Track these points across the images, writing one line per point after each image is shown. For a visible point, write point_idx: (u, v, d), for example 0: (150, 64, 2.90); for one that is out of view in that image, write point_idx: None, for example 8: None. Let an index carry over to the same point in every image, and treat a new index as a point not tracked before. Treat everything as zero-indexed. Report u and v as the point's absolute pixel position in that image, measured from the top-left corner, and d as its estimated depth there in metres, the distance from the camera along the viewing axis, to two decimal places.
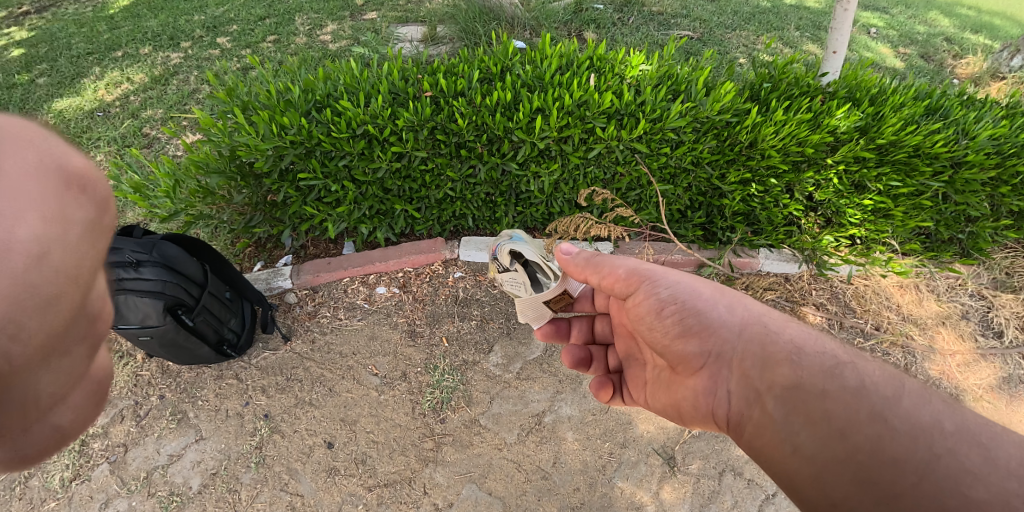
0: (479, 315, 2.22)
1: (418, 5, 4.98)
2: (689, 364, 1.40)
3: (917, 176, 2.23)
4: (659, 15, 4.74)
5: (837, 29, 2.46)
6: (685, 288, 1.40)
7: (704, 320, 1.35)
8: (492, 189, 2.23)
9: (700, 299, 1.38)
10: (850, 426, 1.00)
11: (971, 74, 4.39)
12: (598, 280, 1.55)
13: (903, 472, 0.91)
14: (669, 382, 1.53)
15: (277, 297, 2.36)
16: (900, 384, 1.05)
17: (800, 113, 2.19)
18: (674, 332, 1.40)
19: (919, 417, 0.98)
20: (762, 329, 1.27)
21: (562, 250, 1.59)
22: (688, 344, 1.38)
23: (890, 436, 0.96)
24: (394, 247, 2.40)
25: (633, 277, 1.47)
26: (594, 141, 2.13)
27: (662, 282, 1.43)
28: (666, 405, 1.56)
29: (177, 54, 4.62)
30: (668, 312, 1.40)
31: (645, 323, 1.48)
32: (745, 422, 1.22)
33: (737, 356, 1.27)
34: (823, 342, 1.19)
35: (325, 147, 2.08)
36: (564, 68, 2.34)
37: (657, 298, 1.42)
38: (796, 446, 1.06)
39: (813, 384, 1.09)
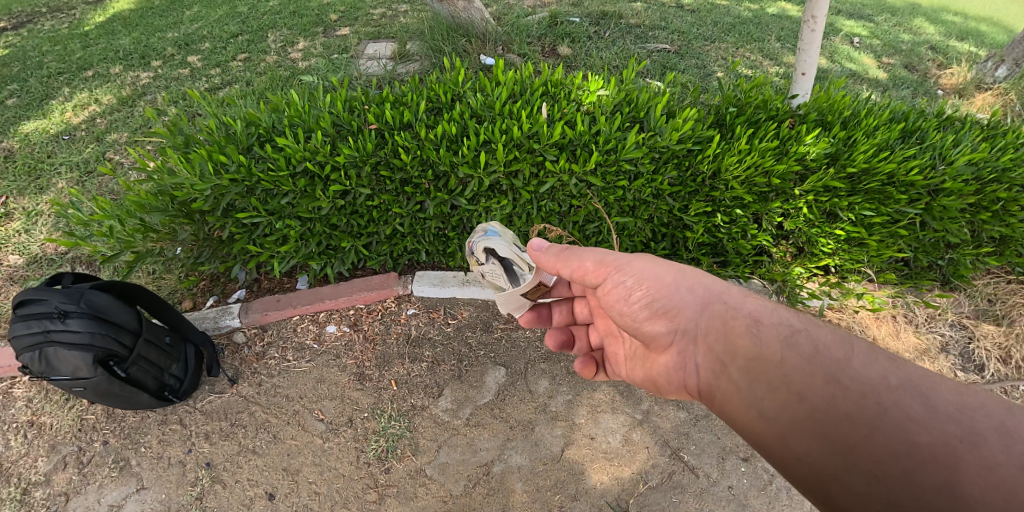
0: (430, 357, 2.13)
1: (392, 21, 4.92)
2: (661, 342, 1.46)
3: (891, 205, 2.13)
4: (637, 27, 4.67)
5: (807, 50, 2.31)
6: (649, 273, 1.44)
7: (670, 303, 1.40)
8: (443, 223, 2.15)
9: (663, 284, 1.42)
10: (807, 389, 1.04)
11: (956, 84, 4.31)
12: (569, 273, 1.55)
13: (854, 425, 0.95)
14: (646, 359, 1.60)
15: (224, 336, 2.26)
16: (848, 346, 1.10)
17: (765, 141, 2.06)
18: (643, 316, 1.45)
19: (867, 375, 1.03)
20: (723, 306, 1.33)
21: (534, 247, 1.59)
22: (657, 325, 1.44)
23: (842, 395, 1.00)
24: (345, 283, 2.32)
25: (601, 268, 1.48)
26: (545, 174, 2.04)
27: (629, 269, 1.46)
28: (645, 379, 1.64)
29: (147, 73, 4.55)
30: (636, 298, 1.44)
31: (616, 310, 1.52)
32: (714, 392, 1.28)
33: (701, 333, 1.33)
34: (779, 314, 1.24)
35: (266, 185, 1.99)
36: (517, 96, 2.25)
37: (622, 286, 1.46)
38: (761, 410, 1.10)
39: (770, 353, 1.14)
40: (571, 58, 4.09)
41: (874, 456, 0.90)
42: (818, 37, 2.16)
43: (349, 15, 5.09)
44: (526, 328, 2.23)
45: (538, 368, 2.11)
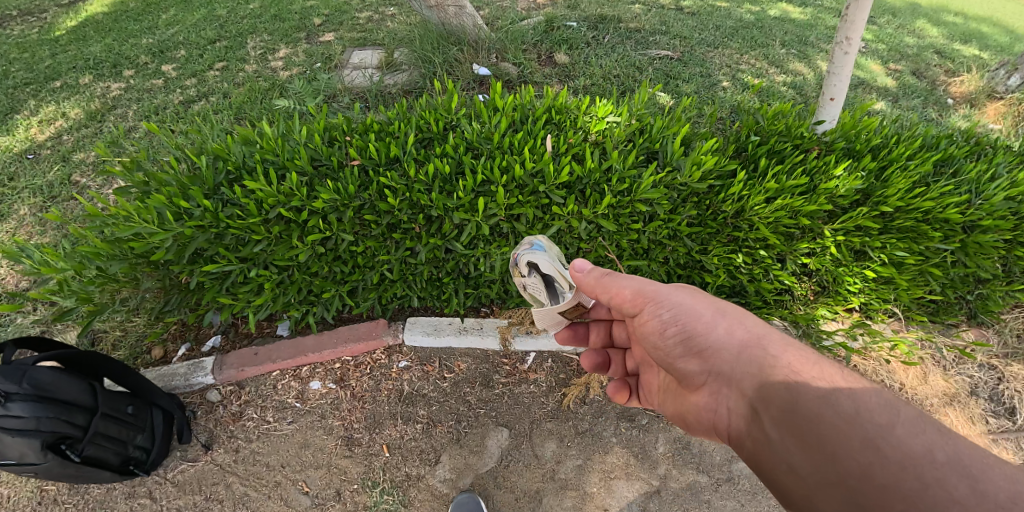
0: (425, 417, 1.94)
1: (379, 26, 4.66)
2: (693, 379, 1.37)
3: (925, 242, 2.00)
4: (637, 32, 4.45)
5: (837, 74, 2.07)
6: (686, 310, 1.38)
7: (704, 342, 1.31)
8: (437, 269, 1.93)
9: (700, 322, 1.34)
10: (840, 450, 0.93)
11: (966, 93, 4.17)
12: (606, 298, 1.50)
13: (889, 499, 0.83)
14: (680, 393, 1.51)
15: (196, 394, 2.03)
16: (894, 411, 0.96)
17: (795, 177, 1.87)
18: (677, 352, 1.39)
19: (909, 444, 0.89)
20: (762, 352, 1.22)
21: (575, 267, 1.52)
22: (691, 363, 1.36)
23: (878, 462, 0.88)
24: (330, 332, 2.11)
25: (638, 299, 1.42)
26: (551, 216, 1.83)
27: (667, 303, 1.40)
28: (675, 413, 1.55)
29: (117, 84, 4.17)
30: (671, 334, 1.39)
31: (652, 342, 1.47)
32: (744, 439, 1.17)
33: (735, 376, 1.23)
34: (821, 367, 1.12)
35: (236, 232, 1.76)
36: (517, 124, 2.02)
37: (658, 319, 1.41)
38: (790, 465, 0.99)
39: (804, 406, 1.02)
40: (570, 67, 3.85)
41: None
42: (852, 60, 1.99)
43: (333, 20, 4.80)
44: (530, 382, 2.02)
45: (544, 428, 1.93)
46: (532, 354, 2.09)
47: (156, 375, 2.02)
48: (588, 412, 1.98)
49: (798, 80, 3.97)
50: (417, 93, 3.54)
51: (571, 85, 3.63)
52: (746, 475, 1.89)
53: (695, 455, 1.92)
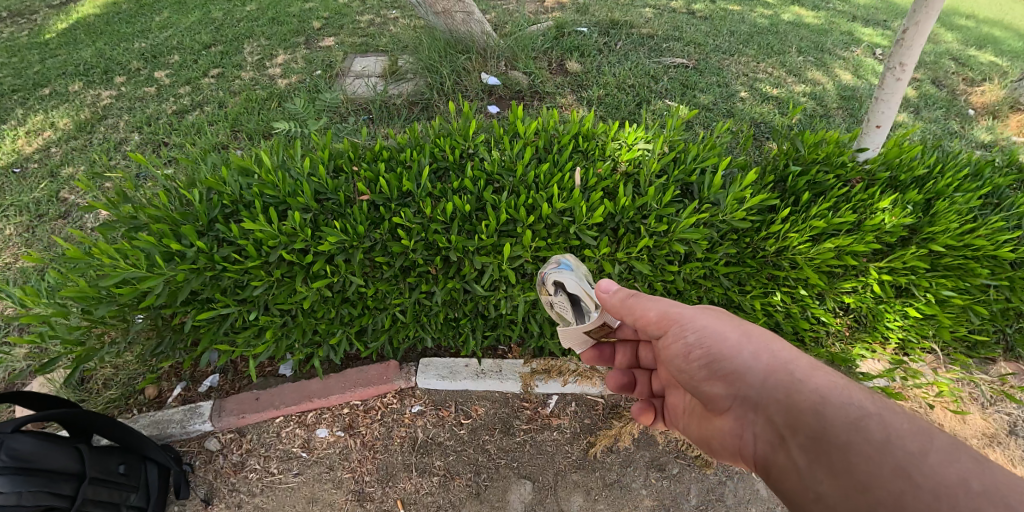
0: (442, 468, 1.81)
1: (381, 30, 4.47)
2: (715, 404, 1.23)
3: (971, 280, 1.89)
4: (650, 39, 4.29)
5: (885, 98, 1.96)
6: (713, 330, 1.22)
7: (729, 365, 1.16)
8: (454, 310, 1.79)
9: (726, 342, 1.18)
10: (873, 480, 0.81)
11: (987, 103, 4.05)
12: (629, 321, 1.33)
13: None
14: (702, 418, 1.34)
15: (194, 442, 1.88)
16: (930, 438, 0.84)
17: (842, 212, 1.77)
18: (701, 377, 1.23)
19: (947, 475, 0.77)
20: (790, 376, 1.07)
21: (601, 289, 1.32)
22: (714, 387, 1.20)
23: (912, 494, 0.77)
24: (337, 375, 1.98)
25: (663, 321, 1.26)
26: (579, 257, 1.71)
27: (692, 324, 1.24)
28: (697, 438, 1.38)
29: (109, 91, 3.85)
30: (695, 358, 1.22)
31: (674, 365, 1.32)
32: (769, 468, 1.05)
33: (761, 401, 1.09)
34: (854, 392, 0.98)
35: (233, 274, 1.61)
36: (540, 153, 1.88)
37: (682, 342, 1.25)
38: (818, 495, 0.88)
39: (834, 435, 0.90)
40: (582, 76, 3.69)
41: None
42: (904, 87, 1.95)
43: (333, 23, 4.61)
44: (553, 429, 1.91)
45: (569, 480, 1.80)
46: (554, 397, 1.99)
47: (150, 422, 1.87)
48: (615, 461, 1.86)
49: (818, 90, 3.82)
50: (424, 104, 3.36)
51: (584, 96, 3.47)
52: None
53: (729, 507, 1.80)
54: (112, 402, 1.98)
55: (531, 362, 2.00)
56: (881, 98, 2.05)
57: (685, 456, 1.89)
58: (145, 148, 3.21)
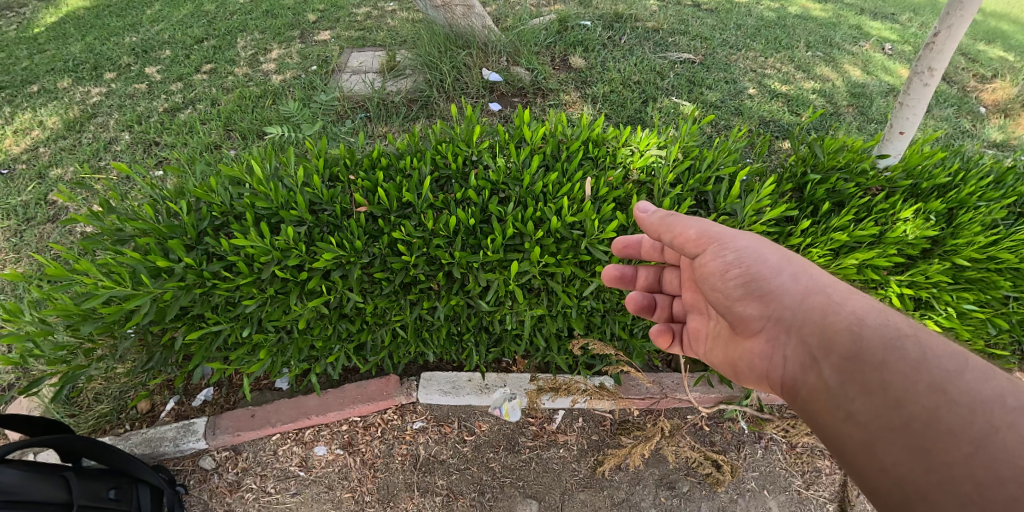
0: (444, 488, 1.75)
1: (379, 23, 4.34)
2: (747, 327, 1.24)
3: (994, 292, 1.84)
4: (655, 32, 4.17)
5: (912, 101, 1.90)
6: (753, 252, 1.20)
7: (767, 285, 1.17)
8: (457, 325, 1.72)
9: (765, 264, 1.18)
10: (906, 394, 0.85)
11: (999, 101, 3.95)
12: (665, 241, 1.31)
13: (955, 441, 0.76)
14: (729, 341, 1.37)
15: (188, 460, 1.82)
16: (964, 360, 0.88)
17: (863, 224, 1.75)
18: (735, 295, 1.22)
19: (983, 392, 0.81)
20: (828, 299, 1.10)
21: (640, 210, 1.31)
22: (748, 307, 1.21)
23: (947, 407, 0.81)
24: (336, 391, 1.91)
25: (702, 240, 1.24)
26: (590, 273, 1.65)
27: (732, 244, 1.22)
28: (724, 363, 1.40)
29: (99, 88, 3.72)
30: (732, 277, 1.21)
31: (708, 284, 1.30)
32: (798, 388, 1.08)
33: (796, 323, 1.11)
34: (890, 315, 1.02)
35: (224, 291, 1.54)
36: (548, 160, 1.81)
37: (719, 261, 1.22)
38: (849, 413, 0.92)
39: (870, 354, 0.94)
40: (586, 72, 3.58)
41: (974, 477, 0.71)
42: (930, 94, 1.92)
43: (329, 16, 4.48)
44: (560, 446, 1.86)
45: (576, 499, 1.75)
46: (560, 412, 1.94)
47: (142, 440, 1.80)
48: (624, 479, 1.81)
49: (828, 86, 3.71)
50: (423, 101, 3.25)
51: (589, 93, 3.36)
52: None
53: None
54: (103, 417, 1.91)
55: (537, 380, 1.89)
56: (906, 104, 2.02)
57: (696, 474, 1.85)
58: (135, 149, 3.09)
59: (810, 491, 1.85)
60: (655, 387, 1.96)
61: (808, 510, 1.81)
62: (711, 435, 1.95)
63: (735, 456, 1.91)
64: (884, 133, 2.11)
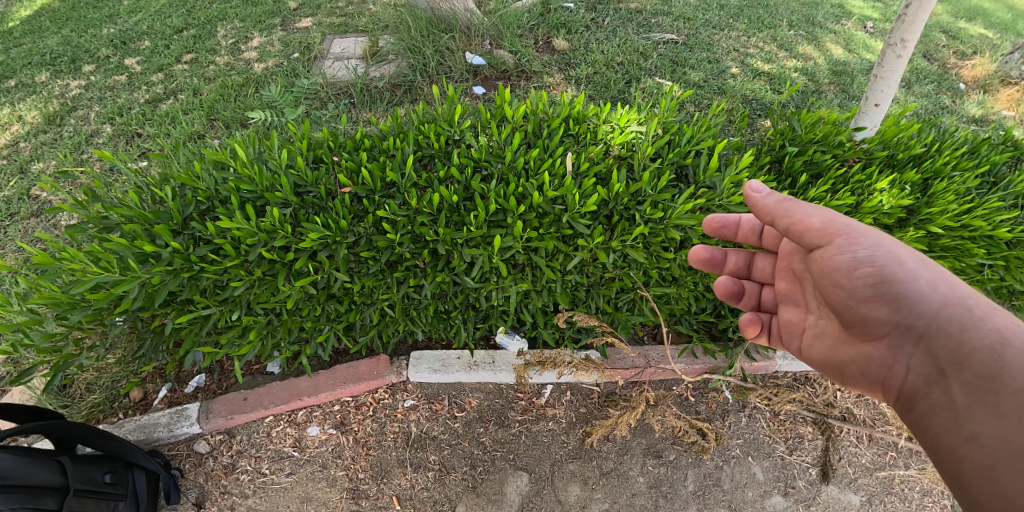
0: (437, 463, 1.79)
1: (360, 10, 4.29)
2: (866, 330, 1.22)
3: (967, 259, 1.89)
4: (638, 14, 4.17)
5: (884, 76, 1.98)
6: (889, 252, 1.13)
7: (901, 289, 1.12)
8: (445, 303, 1.75)
9: (901, 266, 1.12)
10: None
11: (978, 77, 4.01)
12: (781, 227, 1.22)
13: None
14: (836, 339, 1.34)
15: (182, 445, 1.82)
16: None
17: (840, 194, 1.79)
18: (862, 296, 1.16)
19: None
20: (968, 311, 1.07)
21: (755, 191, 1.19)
22: (874, 309, 1.17)
23: None
24: (326, 372, 1.93)
25: (827, 230, 1.16)
26: (573, 247, 1.68)
27: (863, 238, 1.14)
28: (825, 360, 1.38)
29: (78, 81, 3.66)
30: (860, 274, 1.14)
31: (827, 280, 1.22)
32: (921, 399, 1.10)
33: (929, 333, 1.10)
34: None
35: (212, 275, 1.55)
36: (530, 139, 1.84)
37: (848, 255, 1.15)
38: (975, 434, 0.95)
39: (1011, 379, 0.94)
40: (570, 54, 3.58)
41: None
42: (903, 65, 1.96)
43: (310, 3, 4.41)
44: (548, 419, 1.91)
45: (566, 470, 1.80)
46: (548, 386, 2.00)
47: (136, 426, 1.80)
48: (612, 449, 1.87)
49: (810, 65, 3.74)
50: (407, 86, 3.24)
51: (572, 75, 3.37)
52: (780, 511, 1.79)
53: (727, 491, 1.81)
54: (96, 407, 1.91)
55: (524, 354, 1.86)
56: (881, 76, 2.06)
57: (682, 442, 1.90)
58: (118, 140, 3.07)
59: (793, 456, 1.92)
60: (641, 358, 2.01)
61: (790, 474, 1.88)
62: (696, 404, 2.02)
63: (720, 424, 1.97)
64: (860, 105, 2.15)
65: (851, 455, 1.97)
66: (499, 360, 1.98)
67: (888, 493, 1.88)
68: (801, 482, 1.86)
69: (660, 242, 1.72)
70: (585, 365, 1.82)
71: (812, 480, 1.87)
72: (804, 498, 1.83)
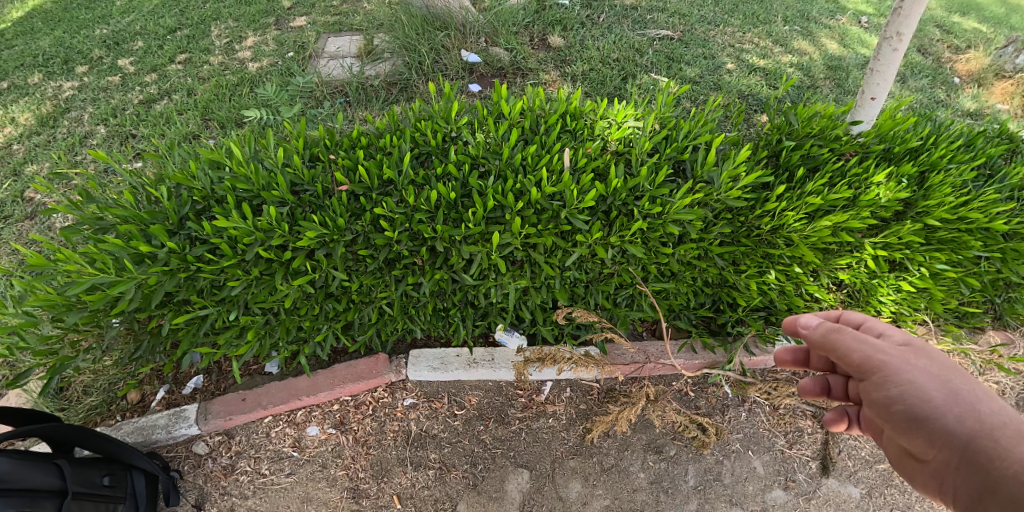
0: (437, 461, 1.78)
1: (355, 8, 4.27)
2: (932, 482, 0.96)
3: (964, 252, 1.90)
4: (633, 10, 4.16)
5: (880, 70, 1.98)
6: (920, 384, 0.93)
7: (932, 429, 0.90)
8: (444, 301, 1.75)
9: (925, 401, 0.91)
10: None
11: (973, 71, 4.03)
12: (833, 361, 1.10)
13: None
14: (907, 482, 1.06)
15: (181, 446, 1.81)
16: None
17: (837, 188, 1.79)
18: (907, 439, 0.96)
19: None
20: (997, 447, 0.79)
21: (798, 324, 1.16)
22: (921, 452, 0.94)
23: None
24: (325, 372, 1.92)
25: (864, 366, 1.01)
26: (571, 243, 1.68)
27: (903, 372, 0.96)
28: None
29: (71, 82, 3.63)
30: (897, 414, 0.96)
31: (879, 419, 1.04)
32: None
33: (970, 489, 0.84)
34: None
35: (209, 275, 1.54)
36: (527, 136, 1.83)
37: (881, 393, 0.99)
38: None
39: None
40: (565, 50, 3.58)
41: None
42: (899, 59, 1.96)
43: (304, 2, 4.39)
44: (548, 416, 1.91)
45: (567, 466, 1.80)
46: (548, 383, 2.00)
47: (134, 429, 1.79)
48: (612, 446, 1.87)
49: (805, 60, 3.75)
50: (402, 85, 3.23)
51: (568, 72, 3.36)
52: (781, 504, 1.79)
53: (727, 486, 1.82)
54: (94, 409, 1.89)
55: (523, 351, 1.87)
56: (877, 69, 2.05)
57: (682, 437, 1.91)
58: (112, 142, 3.05)
59: (793, 450, 1.93)
60: (640, 354, 2.01)
61: (791, 468, 1.88)
62: (696, 399, 2.02)
63: (720, 419, 1.98)
64: (856, 99, 2.15)
65: (851, 449, 1.97)
66: (500, 356, 1.98)
67: (888, 486, 1.89)
68: (801, 476, 1.87)
69: (659, 237, 1.72)
70: (584, 361, 1.83)
71: (812, 474, 1.88)
72: (804, 492, 1.83)
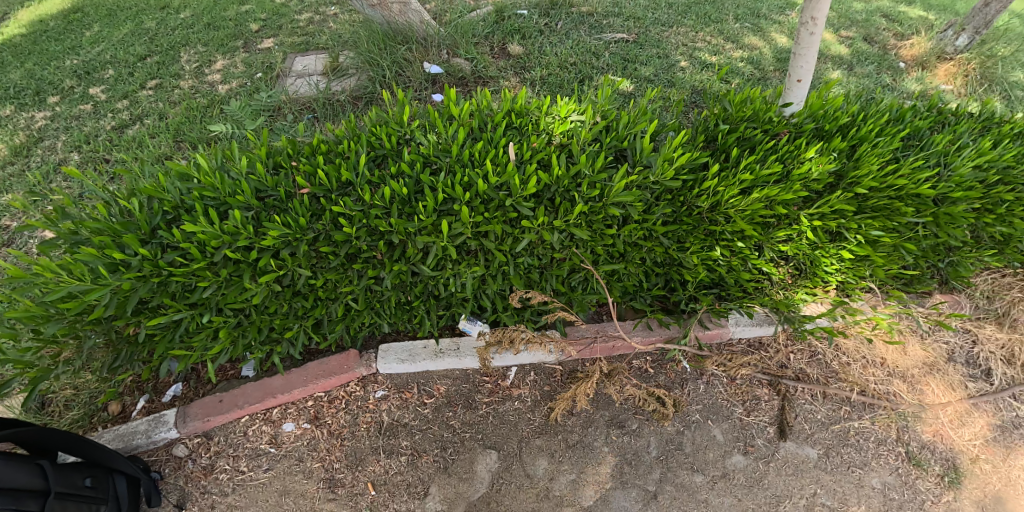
0: (409, 448, 1.86)
1: (321, 28, 4.41)
2: None
3: (898, 218, 2.03)
4: (590, 16, 4.34)
5: (802, 52, 2.14)
6: None
7: None
8: (405, 293, 1.85)
9: None
10: None
11: (917, 55, 4.25)
12: None
13: None
14: None
15: (161, 450, 1.86)
16: None
17: (769, 164, 1.92)
18: None
19: None
20: None
21: None
22: None
23: None
24: (298, 370, 2.00)
25: None
26: (520, 229, 1.79)
27: None
28: None
29: (43, 113, 3.70)
30: None
31: None
32: None
33: None
34: None
35: (179, 279, 1.62)
36: (477, 134, 1.96)
37: None
38: None
39: None
40: (525, 57, 3.73)
41: None
42: (816, 41, 2.11)
43: (271, 24, 4.52)
44: (514, 399, 2.01)
45: (534, 445, 1.89)
46: (513, 368, 2.10)
47: (114, 436, 1.84)
48: (577, 423, 1.97)
49: (754, 54, 3.95)
50: (368, 98, 3.36)
51: (527, 77, 3.52)
52: (740, 469, 1.89)
53: (689, 454, 1.91)
54: (75, 423, 1.94)
55: (484, 336, 2.02)
56: (800, 52, 2.21)
57: (644, 412, 2.01)
58: (86, 167, 3.11)
59: (751, 417, 2.04)
60: (600, 335, 2.12)
61: (749, 434, 1.99)
62: (657, 375, 2.13)
63: (680, 392, 2.09)
64: (785, 82, 2.30)
65: (807, 413, 2.09)
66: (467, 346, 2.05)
67: (843, 445, 2.00)
68: (759, 441, 1.98)
69: (604, 221, 1.83)
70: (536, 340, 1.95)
71: (770, 438, 1.99)
72: (763, 455, 1.93)
